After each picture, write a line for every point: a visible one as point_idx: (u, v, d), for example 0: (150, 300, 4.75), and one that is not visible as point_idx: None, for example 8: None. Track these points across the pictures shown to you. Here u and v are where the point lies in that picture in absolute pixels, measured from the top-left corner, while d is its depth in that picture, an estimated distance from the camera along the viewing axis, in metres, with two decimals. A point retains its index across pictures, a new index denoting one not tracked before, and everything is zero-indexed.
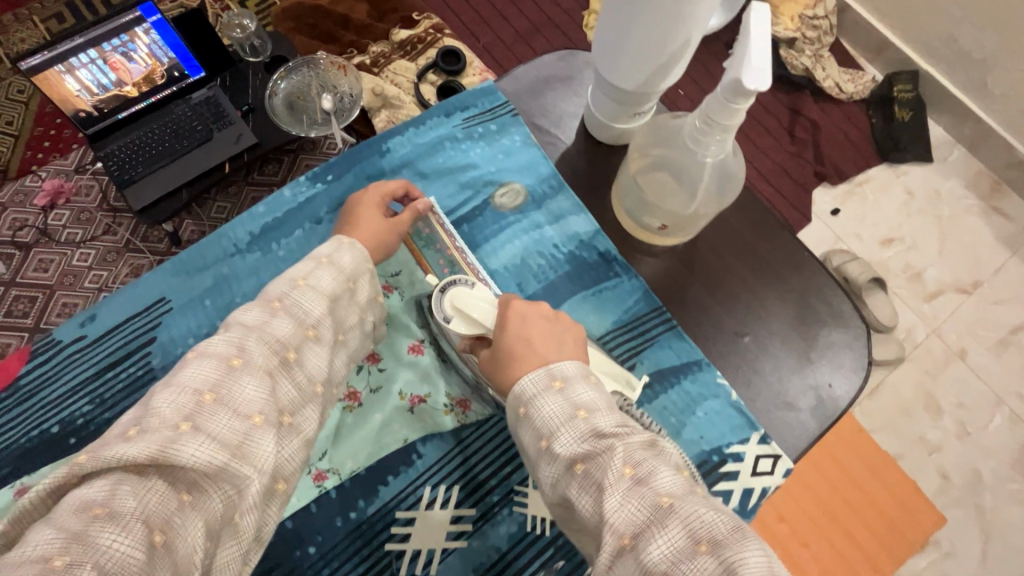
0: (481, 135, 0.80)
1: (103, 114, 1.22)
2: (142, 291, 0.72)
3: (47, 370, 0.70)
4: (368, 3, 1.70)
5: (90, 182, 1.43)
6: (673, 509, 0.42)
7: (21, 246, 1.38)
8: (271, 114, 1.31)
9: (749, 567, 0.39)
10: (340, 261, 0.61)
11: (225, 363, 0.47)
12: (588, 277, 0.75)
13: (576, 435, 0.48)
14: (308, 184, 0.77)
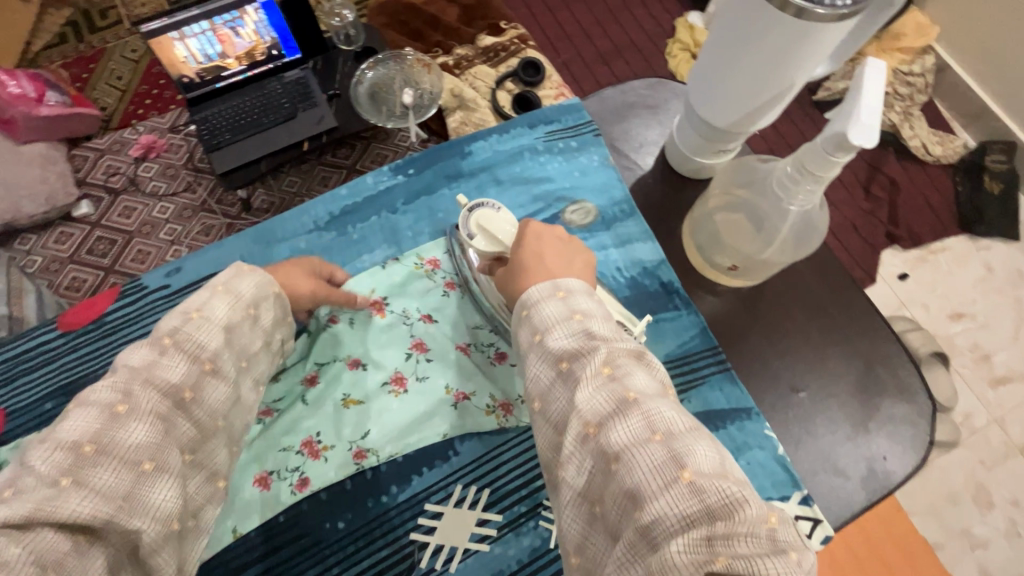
0: (561, 150, 0.81)
1: (204, 81, 1.31)
2: (224, 253, 0.76)
3: (130, 312, 0.75)
4: (459, 7, 1.76)
5: (181, 142, 1.53)
6: (637, 402, 0.41)
7: (111, 191, 1.49)
8: (353, 101, 1.39)
9: (698, 458, 0.38)
10: (237, 287, 0.56)
11: (108, 410, 0.45)
12: (646, 304, 0.75)
13: (565, 334, 0.47)
14: (389, 174, 0.80)
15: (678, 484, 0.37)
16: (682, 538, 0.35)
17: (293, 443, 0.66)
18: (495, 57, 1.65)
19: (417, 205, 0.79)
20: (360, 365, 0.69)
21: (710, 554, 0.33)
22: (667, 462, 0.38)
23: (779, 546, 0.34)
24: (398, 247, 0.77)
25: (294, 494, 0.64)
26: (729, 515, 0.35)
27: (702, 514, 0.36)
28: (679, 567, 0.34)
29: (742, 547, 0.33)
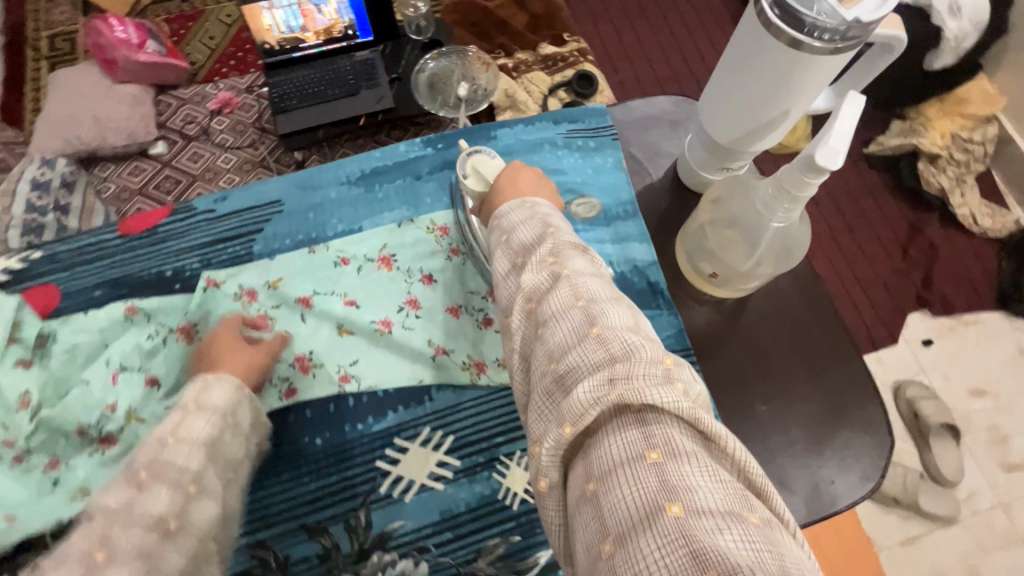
0: (579, 148, 0.88)
1: (282, 50, 1.48)
2: (266, 190, 0.86)
3: (178, 226, 0.84)
4: (527, 16, 1.87)
5: (253, 102, 1.69)
6: (567, 276, 0.47)
7: (184, 136, 1.65)
8: (414, 88, 1.50)
9: (610, 318, 0.43)
10: (208, 401, 0.62)
11: (86, 560, 0.48)
12: (631, 299, 0.80)
13: (526, 231, 0.55)
14: (420, 145, 0.88)
15: (589, 338, 0.41)
16: (588, 381, 0.39)
17: (288, 357, 0.76)
18: (554, 64, 1.75)
19: (439, 176, 0.86)
20: (356, 307, 0.79)
21: (608, 390, 0.37)
22: (582, 322, 0.43)
23: (668, 379, 0.38)
24: (416, 210, 0.84)
25: (282, 400, 0.74)
26: (627, 357, 0.39)
27: (607, 361, 0.40)
28: (582, 402, 0.38)
29: (637, 383, 0.37)
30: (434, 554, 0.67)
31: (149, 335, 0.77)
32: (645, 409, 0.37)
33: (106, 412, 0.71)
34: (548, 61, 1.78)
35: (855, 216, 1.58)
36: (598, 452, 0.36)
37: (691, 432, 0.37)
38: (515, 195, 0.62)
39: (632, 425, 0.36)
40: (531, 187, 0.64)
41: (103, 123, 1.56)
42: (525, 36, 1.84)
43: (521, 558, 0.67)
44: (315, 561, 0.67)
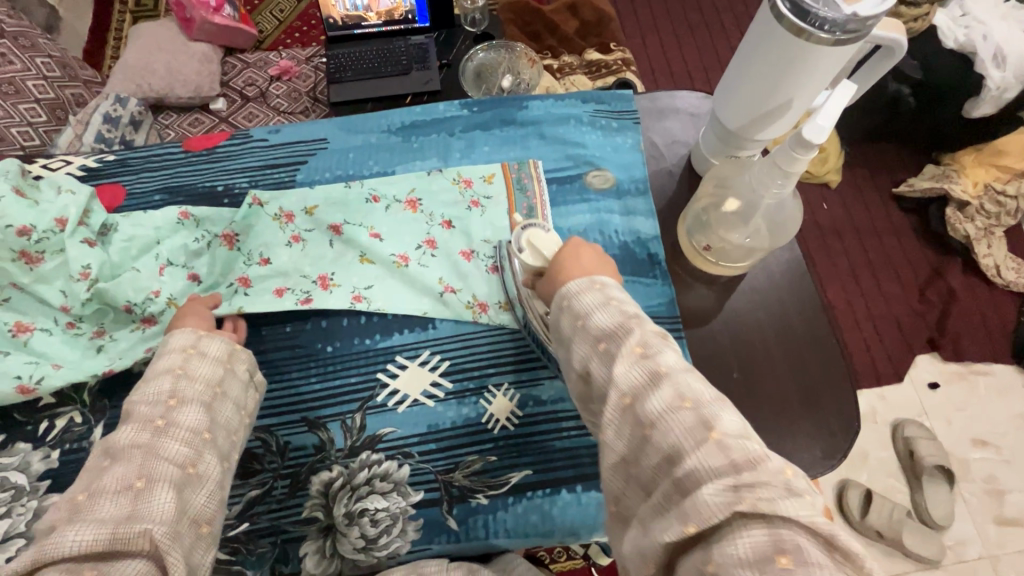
0: (603, 126, 0.95)
1: (345, 25, 1.66)
2: (316, 129, 0.95)
3: (234, 149, 0.93)
4: (578, 22, 1.98)
5: (310, 72, 1.89)
6: (668, 376, 0.51)
7: (244, 97, 1.84)
8: (462, 73, 1.69)
9: (724, 422, 0.48)
10: (168, 346, 0.67)
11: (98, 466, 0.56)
12: (630, 266, 0.86)
13: (607, 318, 0.59)
14: (458, 107, 0.96)
15: (708, 443, 0.46)
16: (712, 485, 0.44)
17: (310, 275, 0.84)
18: (597, 71, 1.87)
19: (471, 135, 0.94)
20: (380, 240, 0.86)
21: (737, 498, 0.42)
22: (695, 424, 0.48)
23: (793, 492, 0.43)
24: (446, 163, 0.92)
25: (297, 306, 0.81)
26: (752, 467, 0.44)
27: (728, 467, 0.45)
28: (711, 507, 0.43)
29: (765, 494, 0.42)
30: (417, 460, 0.74)
31: (197, 238, 0.85)
32: (770, 518, 0.42)
33: (151, 296, 0.80)
34: (592, 67, 1.92)
35: (875, 250, 1.60)
36: (723, 551, 0.42)
37: (814, 539, 0.42)
38: (584, 275, 0.65)
39: (758, 527, 0.42)
40: (600, 269, 0.67)
41: (175, 75, 1.75)
42: (573, 41, 1.95)
43: (494, 475, 0.73)
44: (311, 451, 0.74)
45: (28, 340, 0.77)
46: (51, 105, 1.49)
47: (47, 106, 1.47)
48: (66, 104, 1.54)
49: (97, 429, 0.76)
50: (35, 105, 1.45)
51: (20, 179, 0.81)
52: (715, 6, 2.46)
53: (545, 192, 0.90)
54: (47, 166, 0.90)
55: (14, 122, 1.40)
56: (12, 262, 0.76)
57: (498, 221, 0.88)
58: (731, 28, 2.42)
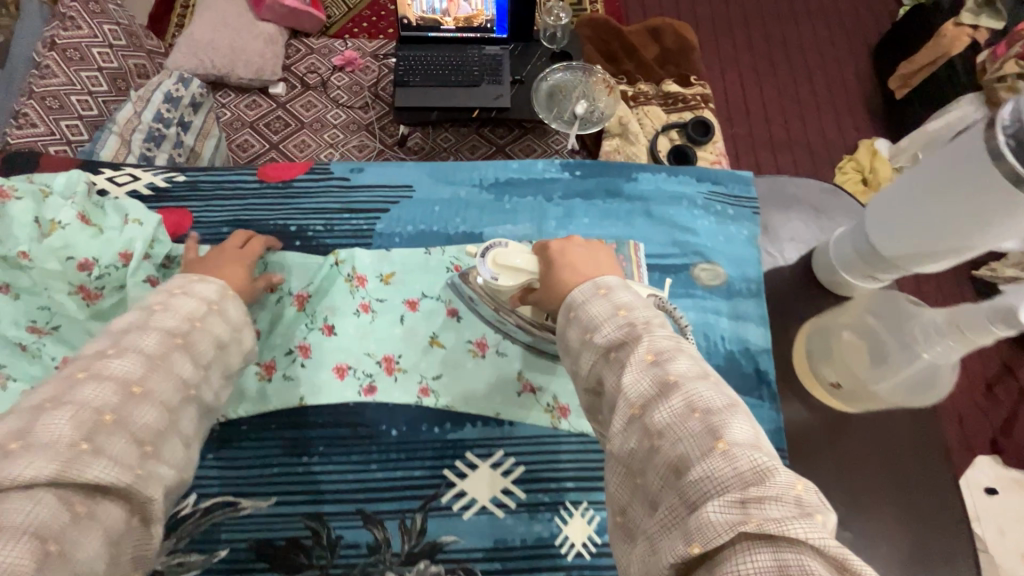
0: (716, 212, 0.85)
1: (419, 27, 1.70)
2: (402, 173, 0.87)
3: (313, 186, 0.86)
4: (659, 48, 1.85)
5: (375, 68, 1.85)
6: (677, 385, 0.44)
7: (304, 84, 1.81)
8: (534, 93, 1.70)
9: (734, 430, 0.41)
10: (193, 290, 0.64)
11: (125, 389, 0.53)
12: (734, 381, 0.76)
13: (613, 328, 0.50)
14: (558, 169, 0.87)
15: (713, 453, 0.40)
16: (716, 503, 0.38)
17: (377, 352, 0.76)
18: (674, 104, 1.72)
19: (570, 204, 0.85)
20: (458, 318, 0.78)
21: (744, 517, 0.36)
22: (704, 435, 0.41)
23: (808, 513, 0.37)
24: (538, 232, 0.83)
25: (359, 395, 0.74)
26: (761, 481, 0.38)
27: (738, 483, 0.39)
28: (716, 526, 0.37)
29: (775, 512, 0.36)
30: None
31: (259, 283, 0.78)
32: (778, 543, 0.36)
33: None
34: (668, 100, 1.76)
35: None
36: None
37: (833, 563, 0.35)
38: (584, 277, 0.57)
39: (767, 555, 0.35)
40: (594, 264, 0.60)
41: (239, 53, 1.71)
42: (651, 68, 1.82)
43: None
44: (364, 552, 0.67)
45: None
46: (113, 75, 1.43)
47: (109, 77, 1.41)
48: (128, 75, 1.48)
49: None
50: (98, 74, 1.38)
51: (86, 200, 0.76)
52: (802, 47, 2.33)
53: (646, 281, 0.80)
54: (114, 180, 0.84)
55: (75, 90, 1.32)
56: (71, 296, 0.72)
57: None
58: (816, 72, 2.29)
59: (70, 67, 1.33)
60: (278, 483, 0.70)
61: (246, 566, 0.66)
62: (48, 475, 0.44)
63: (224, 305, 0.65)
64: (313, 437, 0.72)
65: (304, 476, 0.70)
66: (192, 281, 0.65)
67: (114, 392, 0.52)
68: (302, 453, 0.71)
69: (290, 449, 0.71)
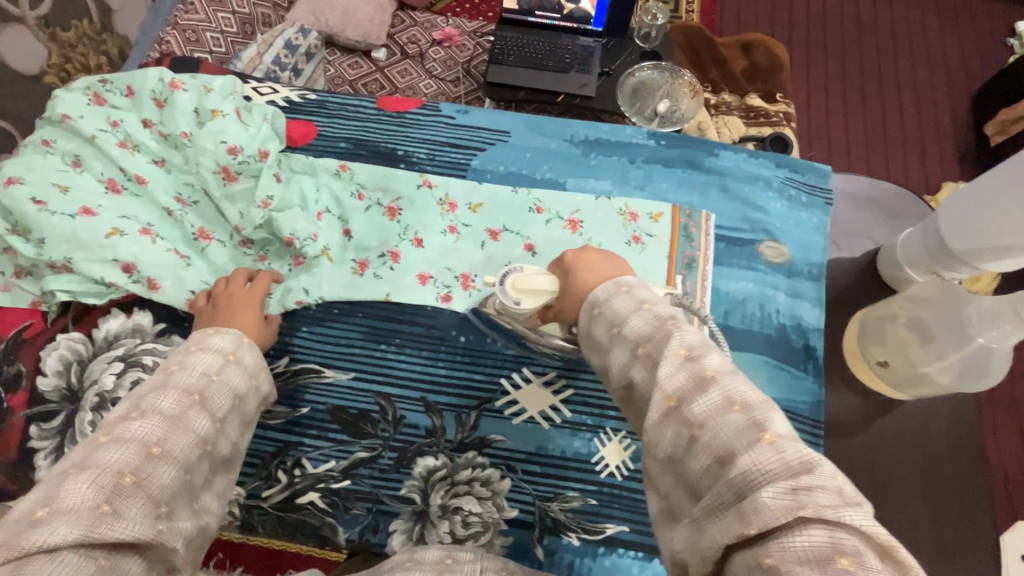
0: (789, 197, 0.89)
1: (522, 12, 1.85)
2: (501, 120, 0.96)
3: (422, 118, 0.96)
4: (747, 62, 1.90)
5: (470, 46, 1.97)
6: (715, 379, 0.45)
7: (404, 52, 1.95)
8: (619, 87, 1.77)
9: (775, 423, 0.43)
10: (210, 344, 0.67)
11: (144, 449, 0.53)
12: (780, 351, 0.80)
13: (640, 322, 0.52)
14: (645, 135, 0.93)
15: (760, 444, 0.41)
16: (770, 488, 0.39)
17: (456, 268, 0.85)
18: (755, 117, 1.74)
19: (651, 169, 0.91)
20: (533, 253, 0.86)
21: (800, 503, 0.38)
22: (746, 424, 0.43)
23: (852, 501, 0.38)
24: (617, 189, 0.90)
25: (437, 301, 0.83)
26: (809, 469, 0.40)
27: (785, 471, 0.40)
28: (773, 511, 0.38)
29: (824, 498, 0.38)
30: (519, 478, 0.73)
31: (349, 191, 0.90)
32: (834, 525, 0.38)
33: (311, 237, 0.83)
34: (750, 112, 1.78)
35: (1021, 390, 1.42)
36: (784, 552, 0.37)
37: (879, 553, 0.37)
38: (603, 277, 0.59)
39: (821, 530, 0.37)
40: (610, 267, 0.61)
41: (350, 16, 1.85)
42: (737, 81, 1.85)
43: (591, 517, 0.72)
44: (422, 433, 0.75)
45: (206, 248, 0.85)
46: (242, 19, 1.67)
47: (239, 21, 1.66)
48: (254, 20, 1.72)
49: None
50: (230, 16, 1.63)
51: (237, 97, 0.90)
52: (897, 83, 2.28)
53: (711, 247, 0.86)
54: (258, 91, 0.97)
55: (209, 27, 1.61)
56: (214, 174, 0.84)
57: (654, 266, 0.85)
58: (909, 109, 2.24)
59: (208, 7, 1.58)
60: (357, 362, 0.79)
61: (322, 425, 0.76)
62: (74, 538, 0.44)
63: (240, 354, 0.68)
64: (391, 330, 0.81)
65: (380, 361, 0.80)
66: (209, 333, 0.69)
67: (133, 453, 0.52)
68: (381, 342, 0.81)
69: (370, 336, 0.81)
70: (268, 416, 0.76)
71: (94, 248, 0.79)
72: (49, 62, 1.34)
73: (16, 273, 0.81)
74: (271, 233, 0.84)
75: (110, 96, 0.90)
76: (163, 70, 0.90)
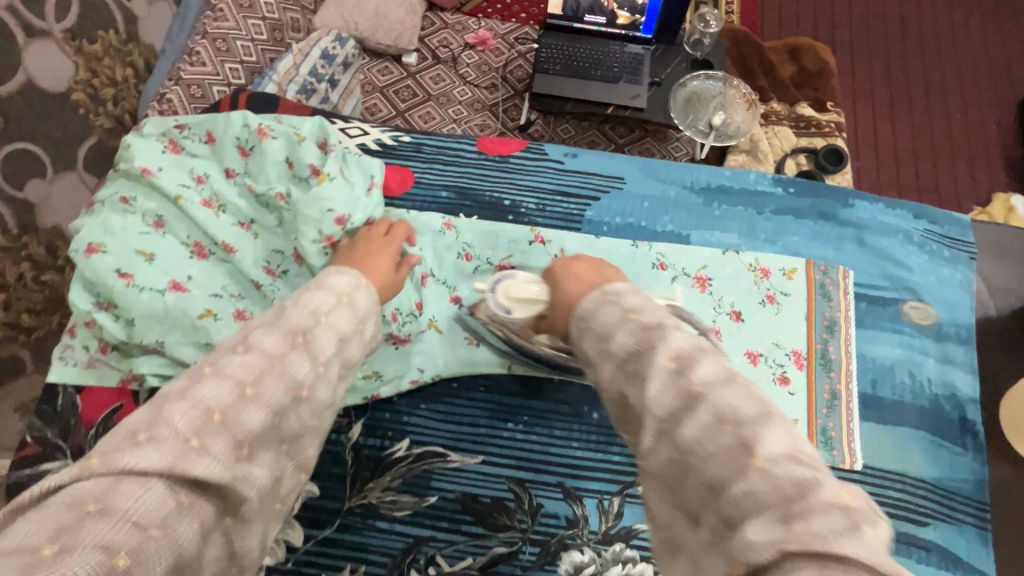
0: (931, 251, 0.83)
1: (565, 16, 1.61)
2: (614, 164, 0.89)
3: (528, 164, 0.89)
4: (796, 68, 1.79)
5: (506, 51, 1.77)
6: (702, 397, 0.41)
7: (435, 57, 1.74)
8: (671, 98, 1.60)
9: (769, 444, 0.39)
10: (326, 283, 0.60)
11: (238, 388, 0.47)
12: (936, 425, 0.75)
13: (626, 336, 0.48)
14: (771, 182, 0.88)
15: (751, 471, 0.38)
16: (757, 522, 0.36)
17: None
18: (806, 128, 1.65)
19: (780, 220, 0.85)
20: None
21: (788, 534, 0.34)
22: (736, 449, 0.39)
23: (856, 528, 0.34)
24: (745, 242, 0.84)
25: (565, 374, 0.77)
26: (803, 499, 0.36)
27: (776, 500, 0.36)
28: (755, 545, 0.35)
29: (818, 528, 0.34)
30: None
31: (455, 252, 0.82)
32: (827, 558, 0.33)
33: (415, 311, 0.77)
34: (799, 122, 1.69)
35: None
36: None
37: None
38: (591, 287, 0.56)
39: (813, 570, 0.33)
40: (599, 275, 0.58)
41: (382, 19, 1.64)
42: (788, 88, 1.73)
43: None
44: (563, 523, 0.69)
45: None
46: (273, 25, 1.43)
47: (269, 27, 1.42)
48: (285, 27, 1.48)
49: (356, 426, 0.73)
50: (261, 22, 1.40)
51: (332, 143, 0.82)
52: (964, 75, 2.13)
53: (852, 308, 0.80)
54: (346, 131, 0.91)
55: (241, 35, 1.35)
56: (316, 245, 0.76)
57: (793, 331, 0.79)
58: (981, 101, 2.10)
59: (239, 13, 1.36)
60: (485, 443, 0.73)
61: (453, 516, 0.69)
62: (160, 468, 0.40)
63: (353, 298, 0.61)
64: (518, 406, 0.75)
65: (508, 441, 0.73)
66: (328, 272, 0.63)
67: (228, 392, 0.46)
68: (507, 419, 0.74)
69: (495, 413, 0.75)
70: (394, 507, 0.69)
71: (189, 329, 0.71)
72: (76, 78, 1.05)
73: (100, 348, 0.73)
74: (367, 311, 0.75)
75: (188, 143, 0.82)
76: (248, 114, 0.81)
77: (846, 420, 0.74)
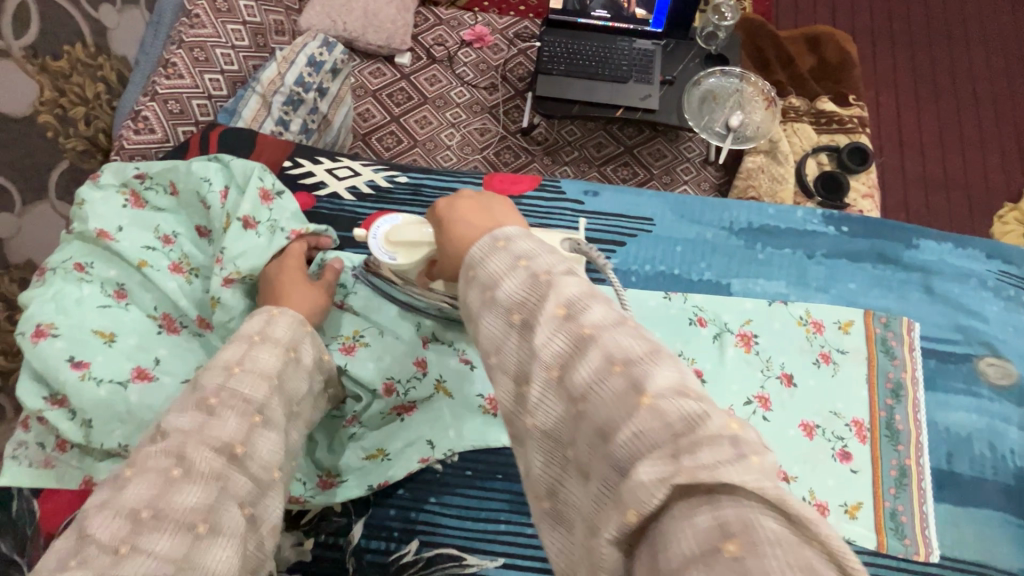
0: (1009, 297, 0.74)
1: (570, 12, 1.47)
2: (642, 203, 0.79)
3: (545, 204, 0.79)
4: (816, 60, 1.60)
5: (506, 48, 1.64)
6: (592, 336, 0.31)
7: (430, 56, 1.61)
8: (684, 95, 1.45)
9: (660, 377, 0.30)
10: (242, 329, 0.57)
11: (133, 516, 0.42)
12: (1021, 505, 0.65)
13: (513, 283, 0.35)
14: (821, 221, 0.78)
15: (640, 410, 0.29)
16: (645, 461, 0.27)
17: None
18: (827, 124, 1.49)
19: (834, 264, 0.75)
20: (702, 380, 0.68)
21: (678, 470, 0.26)
22: (626, 394, 0.29)
23: (744, 454, 0.26)
24: (794, 291, 0.74)
25: None
26: (695, 430, 0.27)
27: (668, 438, 0.28)
28: (647, 496, 0.26)
29: (709, 460, 0.26)
30: None
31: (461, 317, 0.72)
32: (715, 494, 0.26)
33: (416, 373, 0.69)
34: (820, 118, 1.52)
35: None
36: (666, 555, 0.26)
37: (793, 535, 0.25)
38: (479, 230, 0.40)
39: (706, 515, 0.25)
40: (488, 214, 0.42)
41: (372, 17, 1.52)
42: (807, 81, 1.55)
43: None
44: None
45: None
46: (255, 30, 1.26)
47: (251, 31, 1.25)
48: (268, 31, 1.31)
49: (357, 526, 0.64)
50: (241, 27, 1.23)
51: (261, 222, 0.69)
52: (996, 65, 1.98)
53: (920, 367, 0.70)
54: (334, 172, 0.82)
55: (220, 42, 1.17)
56: None
57: (853, 398, 0.68)
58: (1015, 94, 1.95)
59: (216, 18, 1.18)
60: (502, 541, 0.64)
61: None
62: None
63: (268, 333, 0.57)
64: None
65: (529, 538, 0.64)
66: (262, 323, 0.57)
67: (152, 484, 0.44)
68: (528, 513, 0.65)
69: (515, 506, 0.65)
70: None
71: None
72: (43, 99, 0.93)
73: (58, 445, 0.64)
74: (363, 380, 0.67)
75: (152, 195, 0.71)
76: (209, 168, 0.70)
77: (917, 502, 0.64)
